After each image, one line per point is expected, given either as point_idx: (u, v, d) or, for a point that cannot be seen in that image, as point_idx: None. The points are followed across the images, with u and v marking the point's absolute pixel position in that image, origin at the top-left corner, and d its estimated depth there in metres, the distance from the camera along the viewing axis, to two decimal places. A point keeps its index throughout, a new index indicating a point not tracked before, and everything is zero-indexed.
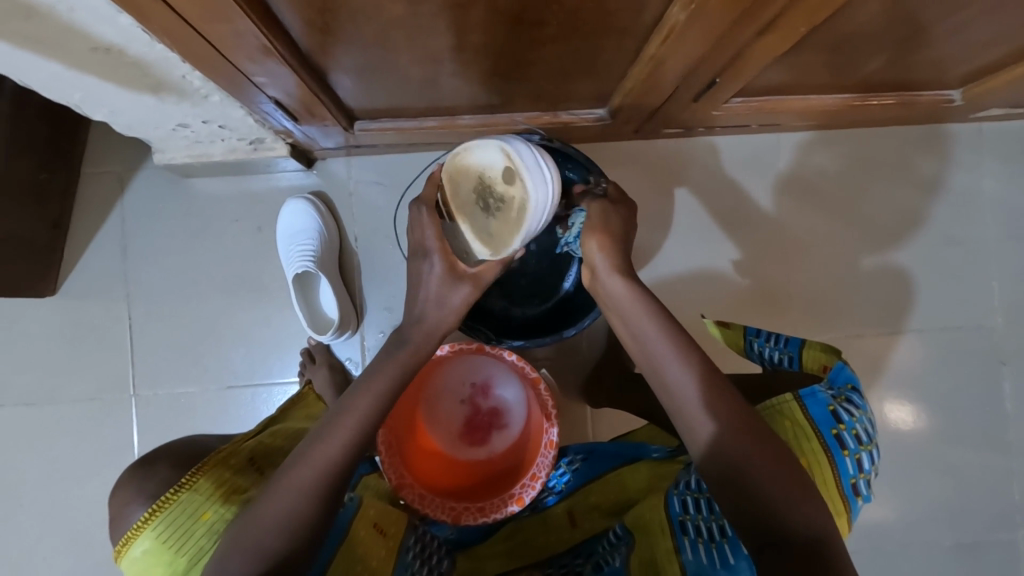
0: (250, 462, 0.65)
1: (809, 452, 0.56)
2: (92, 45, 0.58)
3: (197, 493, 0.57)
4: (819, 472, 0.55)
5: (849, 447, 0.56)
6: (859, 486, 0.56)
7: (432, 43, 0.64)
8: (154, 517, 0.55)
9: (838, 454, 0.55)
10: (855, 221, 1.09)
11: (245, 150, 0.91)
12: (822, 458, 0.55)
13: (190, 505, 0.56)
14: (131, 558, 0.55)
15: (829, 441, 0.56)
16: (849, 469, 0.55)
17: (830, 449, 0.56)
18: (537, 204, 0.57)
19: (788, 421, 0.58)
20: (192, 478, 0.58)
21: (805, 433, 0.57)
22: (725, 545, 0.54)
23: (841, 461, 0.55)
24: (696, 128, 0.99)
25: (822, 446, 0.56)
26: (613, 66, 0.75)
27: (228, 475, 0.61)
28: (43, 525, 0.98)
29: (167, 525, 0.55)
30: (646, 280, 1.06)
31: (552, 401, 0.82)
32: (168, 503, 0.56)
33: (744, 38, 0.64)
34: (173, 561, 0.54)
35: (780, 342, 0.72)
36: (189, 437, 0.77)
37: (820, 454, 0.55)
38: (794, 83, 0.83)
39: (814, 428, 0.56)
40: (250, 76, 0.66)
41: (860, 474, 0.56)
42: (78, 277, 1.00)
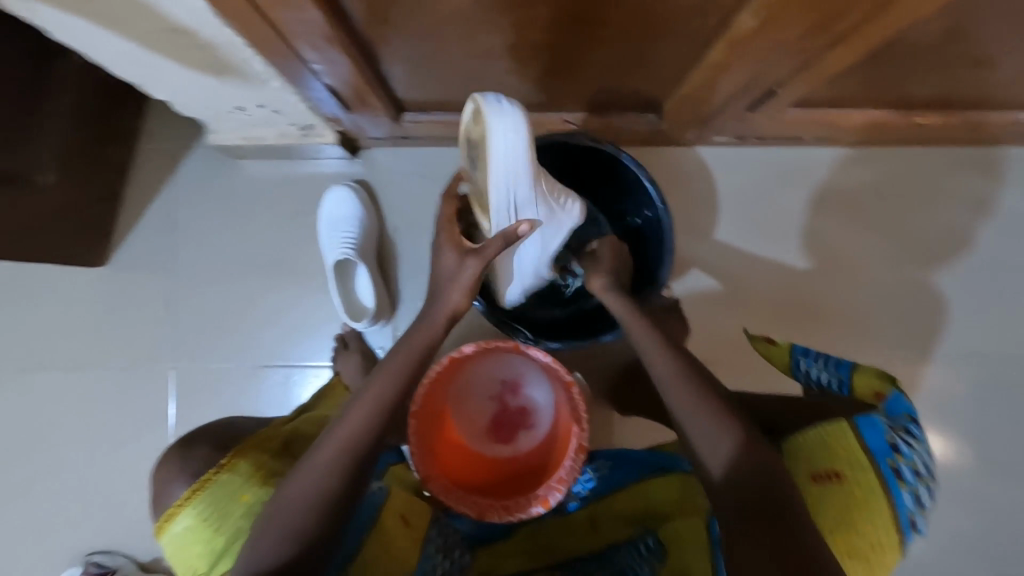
0: (285, 447, 0.67)
1: (864, 482, 0.54)
2: (165, 27, 0.60)
3: (236, 475, 0.60)
4: (869, 502, 0.54)
5: (906, 480, 0.54)
6: (916, 522, 0.55)
7: (491, 38, 0.64)
8: (195, 496, 0.58)
9: (895, 486, 0.54)
10: (907, 242, 1.05)
11: (295, 136, 0.93)
12: (877, 489, 0.54)
13: (228, 485, 0.59)
14: (175, 533, 0.58)
15: (886, 472, 0.54)
16: (906, 503, 0.54)
17: (887, 481, 0.54)
18: (493, 136, 0.55)
19: (842, 449, 0.57)
20: (231, 460, 0.61)
21: (861, 463, 0.55)
22: None
23: (897, 495, 0.54)
24: (747, 136, 0.97)
25: (877, 477, 0.54)
26: (670, 70, 0.73)
27: (265, 459, 0.63)
28: (81, 485, 1.02)
29: (207, 503, 0.58)
30: (684, 289, 1.04)
31: (584, 405, 0.80)
32: (208, 483, 0.59)
33: (813, 47, 0.62)
34: (212, 538, 0.57)
35: (828, 365, 0.70)
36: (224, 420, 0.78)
37: (876, 485, 0.54)
38: (854, 97, 0.80)
39: (871, 458, 0.55)
40: (308, 62, 0.67)
41: (916, 508, 0.54)
42: (128, 248, 1.03)
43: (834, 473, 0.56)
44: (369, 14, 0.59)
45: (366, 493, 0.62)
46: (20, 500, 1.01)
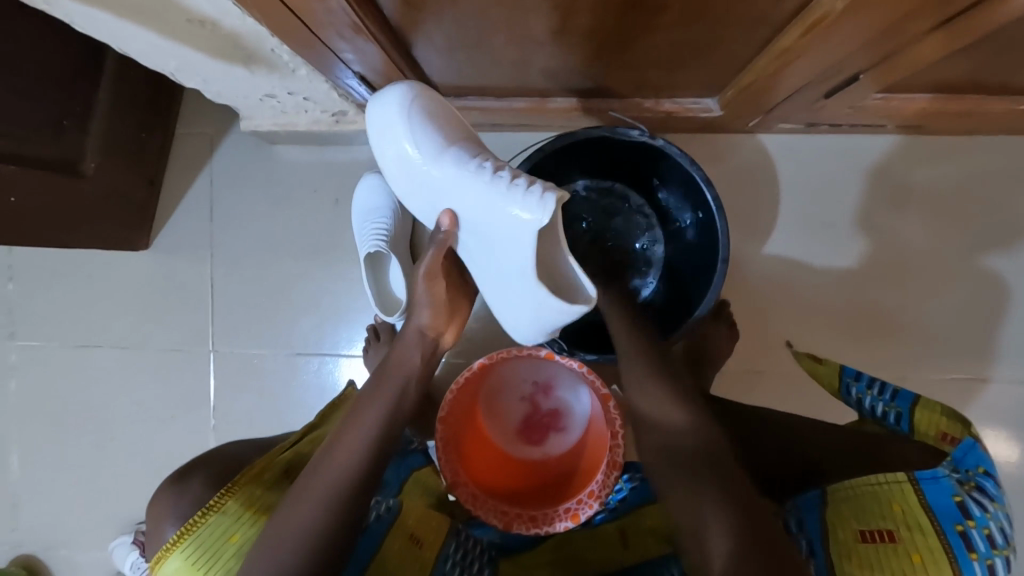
0: (284, 476, 0.64)
1: (925, 548, 0.48)
2: (188, 17, 0.57)
3: (227, 514, 0.56)
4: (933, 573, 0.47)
5: (979, 550, 0.47)
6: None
7: (533, 25, 0.57)
8: (182, 539, 0.55)
9: (964, 557, 0.47)
10: (997, 246, 0.93)
11: (328, 122, 0.90)
12: (941, 558, 0.47)
13: (219, 527, 0.55)
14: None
15: (952, 538, 0.47)
16: None
17: (953, 548, 0.47)
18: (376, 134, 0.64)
19: (897, 507, 0.50)
20: (221, 499, 0.57)
21: (922, 525, 0.48)
22: None
23: (966, 566, 0.47)
24: (819, 124, 0.86)
25: (942, 544, 0.47)
26: (735, 56, 0.65)
27: (261, 493, 0.60)
28: (128, 459, 1.06)
29: (196, 547, 0.54)
30: (735, 291, 0.97)
31: (620, 420, 0.75)
32: (196, 525, 0.55)
33: (912, 33, 0.52)
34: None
35: (886, 394, 0.64)
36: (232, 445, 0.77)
37: (939, 552, 0.47)
38: (952, 83, 0.69)
39: (934, 521, 0.48)
40: (338, 52, 0.62)
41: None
42: (169, 233, 1.04)
43: (886, 532, 0.49)
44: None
45: (369, 520, 0.61)
46: (76, 469, 1.07)
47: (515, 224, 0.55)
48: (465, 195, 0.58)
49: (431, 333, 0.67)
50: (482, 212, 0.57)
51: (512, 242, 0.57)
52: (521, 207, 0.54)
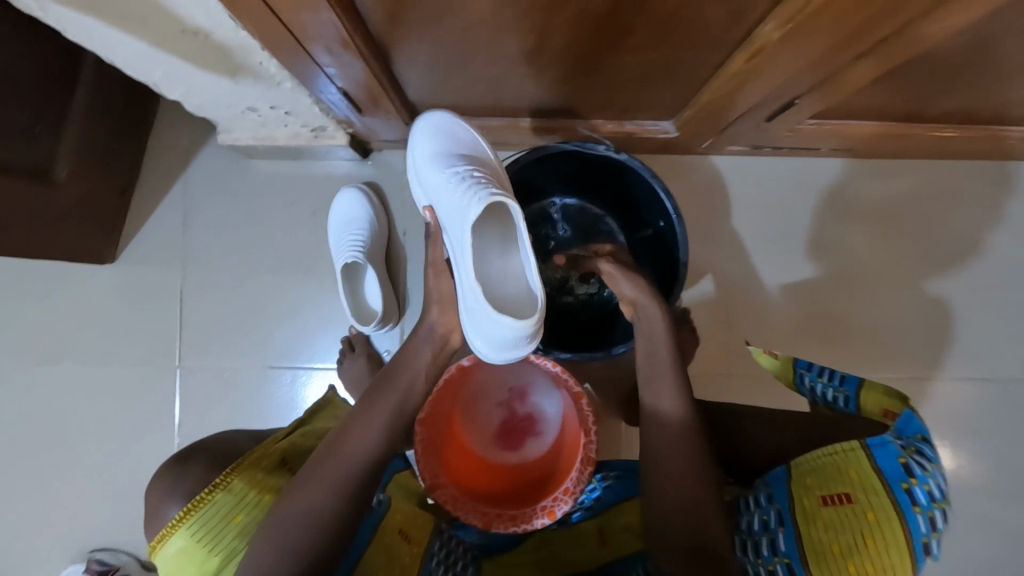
0: (281, 464, 0.66)
1: (877, 506, 0.52)
2: (181, 28, 0.60)
3: (231, 494, 0.58)
4: (885, 529, 0.51)
5: (921, 504, 0.50)
6: (933, 547, 0.50)
7: (509, 45, 0.63)
8: (188, 517, 0.56)
9: (909, 512, 0.51)
10: (923, 257, 1.03)
11: (307, 137, 0.92)
12: (890, 514, 0.51)
13: (224, 505, 0.57)
14: (165, 554, 0.57)
15: (899, 496, 0.51)
16: (922, 528, 0.50)
17: (900, 504, 0.51)
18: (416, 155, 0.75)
19: (852, 473, 0.55)
20: (226, 478, 0.59)
21: (873, 485, 0.53)
22: None
23: (912, 520, 0.50)
24: (763, 146, 0.96)
25: (892, 501, 0.51)
26: (689, 79, 0.72)
27: (262, 476, 0.62)
28: (86, 480, 1.02)
29: (202, 524, 0.56)
30: (695, 300, 1.03)
31: (592, 416, 0.79)
32: (201, 504, 0.57)
33: (838, 61, 0.61)
34: (207, 560, 0.55)
35: (834, 379, 0.68)
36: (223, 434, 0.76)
37: (888, 508, 0.51)
38: (874, 109, 0.78)
39: (882, 481, 0.52)
40: (322, 66, 0.66)
41: (936, 535, 0.50)
42: (138, 245, 1.03)
43: (845, 496, 0.54)
44: (387, 17, 0.58)
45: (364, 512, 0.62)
46: (28, 494, 1.01)
47: (463, 220, 0.60)
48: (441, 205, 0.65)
49: (439, 331, 0.66)
50: (448, 217, 0.63)
51: (460, 238, 0.60)
52: (468, 205, 0.59)
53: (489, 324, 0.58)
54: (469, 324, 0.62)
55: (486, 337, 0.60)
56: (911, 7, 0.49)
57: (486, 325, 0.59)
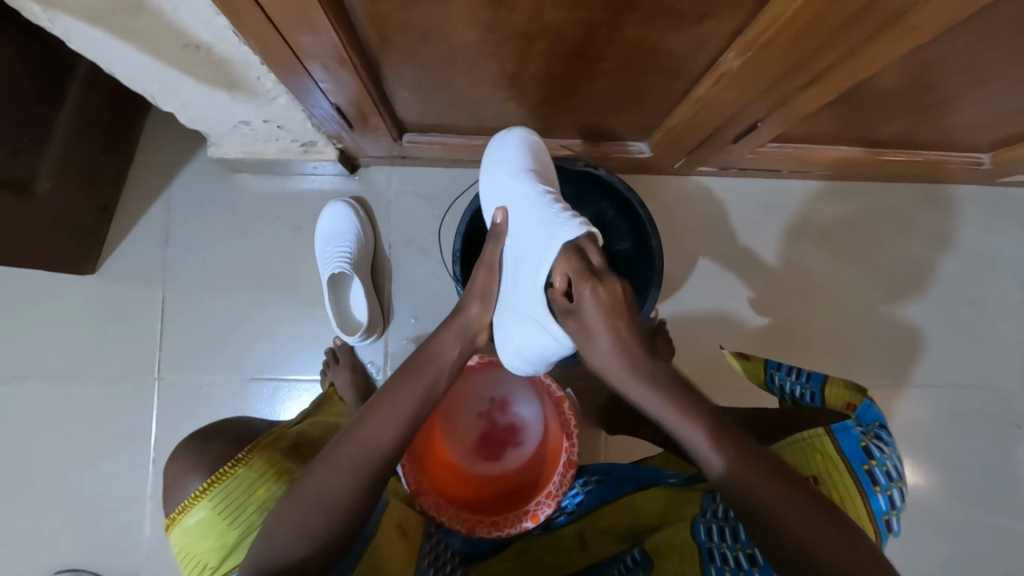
0: (294, 448, 0.68)
1: (840, 486, 0.57)
2: (183, 43, 0.63)
3: (252, 470, 0.60)
4: (850, 507, 0.56)
5: (881, 484, 0.57)
6: (892, 522, 0.57)
7: (494, 67, 0.67)
8: (210, 489, 0.58)
9: (870, 491, 0.57)
10: (877, 272, 1.11)
11: (295, 152, 0.95)
12: (854, 493, 0.57)
13: (244, 480, 0.59)
14: (184, 526, 0.58)
15: (861, 477, 0.57)
16: (882, 506, 0.56)
17: (862, 485, 0.57)
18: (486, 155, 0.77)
19: (819, 454, 0.60)
20: (248, 455, 0.61)
21: (837, 468, 0.58)
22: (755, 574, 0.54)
23: (873, 498, 0.56)
24: (730, 168, 1.02)
25: (854, 482, 0.57)
26: (659, 103, 0.78)
27: (278, 456, 0.64)
28: (55, 498, 0.99)
29: (222, 498, 0.58)
30: (668, 312, 1.08)
31: (574, 421, 0.83)
32: (225, 476, 0.58)
33: (791, 88, 0.67)
34: (225, 534, 0.57)
35: (801, 376, 0.73)
36: (240, 419, 0.79)
37: (851, 488, 0.57)
38: (826, 134, 0.86)
39: (846, 463, 0.58)
40: (316, 82, 0.70)
41: (892, 511, 0.57)
42: (118, 258, 1.03)
43: (812, 478, 0.59)
44: (379, 38, 0.62)
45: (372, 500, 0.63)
46: None
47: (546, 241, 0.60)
48: (523, 213, 0.66)
49: (471, 328, 0.70)
50: (528, 230, 0.63)
51: (532, 254, 0.61)
52: (557, 231, 0.59)
53: (539, 341, 0.61)
54: (512, 328, 0.65)
55: (525, 349, 0.64)
56: (850, 42, 0.56)
57: (531, 342, 0.63)
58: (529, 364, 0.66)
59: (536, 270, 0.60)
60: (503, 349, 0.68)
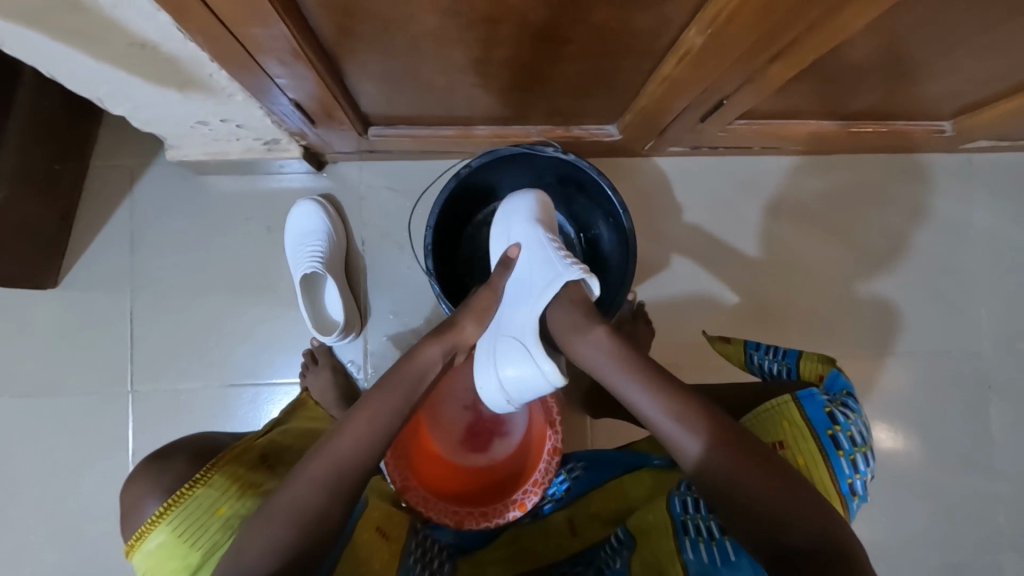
0: (261, 460, 0.67)
1: (805, 451, 0.59)
2: (128, 41, 0.60)
3: (212, 488, 0.59)
4: (813, 470, 0.58)
5: (844, 448, 0.58)
6: (856, 486, 0.58)
7: (458, 55, 0.66)
8: (169, 512, 0.56)
9: (833, 454, 0.58)
10: (850, 244, 1.12)
11: (260, 151, 0.92)
12: (817, 457, 0.59)
13: (205, 499, 0.58)
14: (145, 550, 0.56)
15: (825, 441, 0.59)
16: (844, 470, 0.58)
17: (826, 449, 0.58)
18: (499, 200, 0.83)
19: (786, 422, 0.62)
20: (206, 474, 0.59)
21: (802, 433, 0.60)
22: (726, 543, 0.56)
23: (835, 461, 0.58)
24: (702, 147, 1.02)
25: (818, 446, 0.59)
26: (628, 85, 0.77)
27: (241, 471, 0.62)
28: (33, 518, 0.96)
29: (182, 519, 0.56)
30: (648, 294, 1.08)
31: (557, 408, 0.83)
32: (183, 498, 0.57)
33: (756, 64, 0.67)
34: (188, 555, 0.55)
35: (778, 353, 0.76)
36: (206, 434, 0.77)
37: (814, 452, 0.59)
38: (795, 108, 0.86)
39: (811, 429, 0.59)
40: (274, 77, 0.67)
41: (856, 475, 0.58)
42: (82, 269, 1.00)
43: (778, 444, 0.61)
44: (336, 28, 0.60)
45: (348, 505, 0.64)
46: None
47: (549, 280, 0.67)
48: (529, 254, 0.72)
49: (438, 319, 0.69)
50: (533, 270, 0.70)
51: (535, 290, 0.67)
52: (561, 273, 0.67)
53: (526, 368, 0.66)
54: (496, 358, 0.68)
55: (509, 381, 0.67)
56: (811, 14, 0.56)
57: (516, 373, 0.66)
58: (508, 396, 0.68)
59: (536, 305, 0.66)
60: (483, 373, 0.70)
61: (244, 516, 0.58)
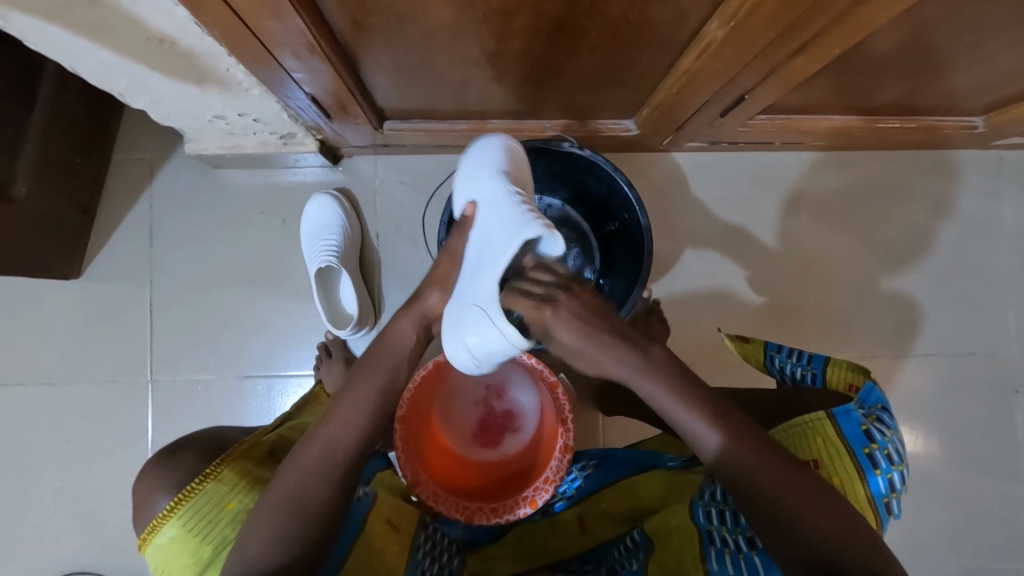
0: (270, 455, 0.68)
1: (841, 469, 0.57)
2: (146, 36, 0.61)
3: (222, 483, 0.60)
4: (851, 490, 0.56)
5: (881, 467, 0.56)
6: (891, 505, 0.57)
7: (472, 48, 0.65)
8: (179, 507, 0.57)
9: (870, 473, 0.56)
10: (873, 243, 1.10)
11: (275, 145, 0.93)
12: (854, 476, 0.57)
13: (214, 494, 0.59)
14: (156, 545, 0.57)
15: (861, 460, 0.57)
16: (881, 489, 0.56)
17: (862, 468, 0.57)
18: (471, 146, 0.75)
19: (820, 438, 0.60)
20: (216, 468, 0.61)
21: (838, 451, 0.58)
22: (754, 557, 0.54)
23: (872, 480, 0.56)
24: (719, 142, 1.00)
25: (855, 464, 0.57)
26: (645, 78, 0.76)
27: (249, 466, 0.63)
28: (57, 503, 0.99)
29: (192, 514, 0.57)
30: (662, 292, 1.07)
31: (568, 405, 0.82)
32: (193, 493, 0.58)
33: (779, 57, 0.65)
34: (198, 550, 0.56)
35: (802, 359, 0.74)
36: (217, 429, 0.79)
37: (851, 472, 0.57)
38: (818, 103, 0.84)
39: (847, 447, 0.57)
40: (289, 71, 0.67)
41: (892, 494, 0.57)
42: (103, 261, 1.02)
43: (812, 462, 0.59)
44: (351, 22, 0.59)
45: (352, 498, 0.64)
46: None
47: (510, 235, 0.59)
48: (490, 210, 0.64)
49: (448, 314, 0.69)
50: (493, 226, 0.62)
51: (493, 251, 0.59)
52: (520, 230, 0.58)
53: (486, 341, 0.58)
54: (461, 323, 0.61)
55: (473, 345, 0.60)
56: (839, 6, 0.54)
57: (477, 337, 0.59)
58: (472, 360, 0.61)
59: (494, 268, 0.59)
60: (446, 348, 0.64)
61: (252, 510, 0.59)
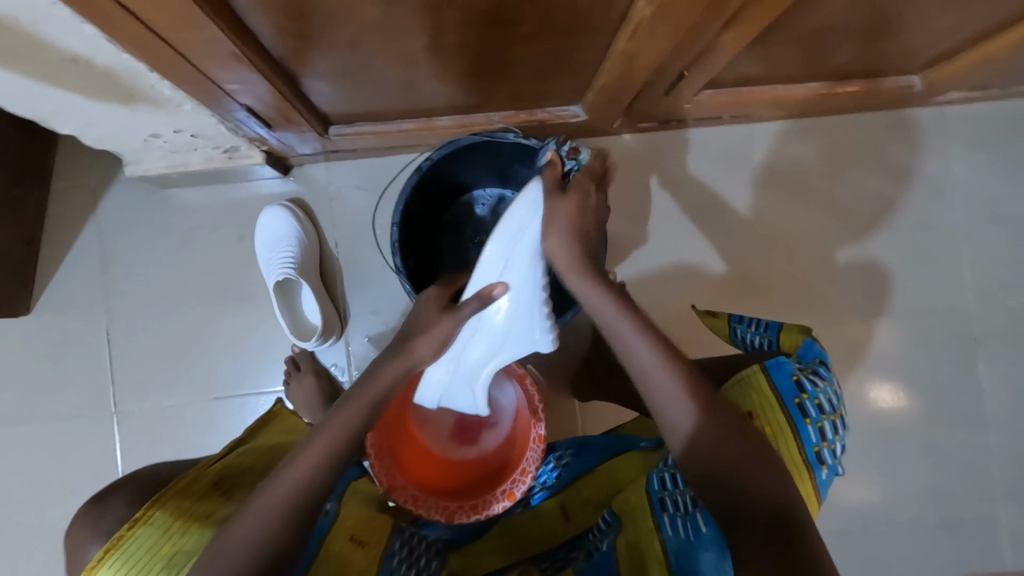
0: (213, 487, 0.65)
1: (773, 418, 0.58)
2: (61, 57, 0.59)
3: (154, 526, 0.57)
4: (781, 440, 0.57)
5: (811, 416, 0.58)
6: (824, 455, 0.58)
7: (407, 44, 0.64)
8: (108, 555, 0.54)
9: (800, 422, 0.58)
10: (829, 208, 1.11)
11: (221, 159, 0.91)
12: (784, 426, 0.58)
13: (147, 539, 0.55)
14: None
15: (792, 411, 0.58)
16: (812, 437, 0.57)
17: (792, 418, 0.58)
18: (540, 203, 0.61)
19: (754, 390, 0.62)
20: (147, 512, 0.57)
21: (769, 402, 0.59)
22: (697, 515, 0.55)
23: (802, 429, 0.57)
24: (671, 121, 1.01)
25: (785, 417, 0.58)
26: (588, 63, 0.76)
27: (185, 506, 0.60)
28: (30, 544, 0.97)
29: (123, 562, 0.54)
30: (627, 274, 1.08)
31: (539, 395, 0.83)
32: (122, 540, 0.55)
33: (712, 31, 0.65)
34: None
35: (760, 327, 0.76)
36: (155, 467, 0.77)
37: (781, 421, 0.58)
38: (763, 74, 0.84)
39: (777, 398, 0.59)
40: (222, 83, 0.65)
41: (823, 443, 0.58)
42: (54, 294, 0.99)
43: (747, 413, 0.60)
44: (275, 29, 0.58)
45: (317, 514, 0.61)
46: None
47: (500, 315, 0.63)
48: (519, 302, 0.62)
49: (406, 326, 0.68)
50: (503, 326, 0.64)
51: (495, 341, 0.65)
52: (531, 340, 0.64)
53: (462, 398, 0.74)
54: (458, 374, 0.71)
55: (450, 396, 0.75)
56: None
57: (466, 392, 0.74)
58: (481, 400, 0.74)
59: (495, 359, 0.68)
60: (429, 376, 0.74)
61: (189, 551, 0.55)
